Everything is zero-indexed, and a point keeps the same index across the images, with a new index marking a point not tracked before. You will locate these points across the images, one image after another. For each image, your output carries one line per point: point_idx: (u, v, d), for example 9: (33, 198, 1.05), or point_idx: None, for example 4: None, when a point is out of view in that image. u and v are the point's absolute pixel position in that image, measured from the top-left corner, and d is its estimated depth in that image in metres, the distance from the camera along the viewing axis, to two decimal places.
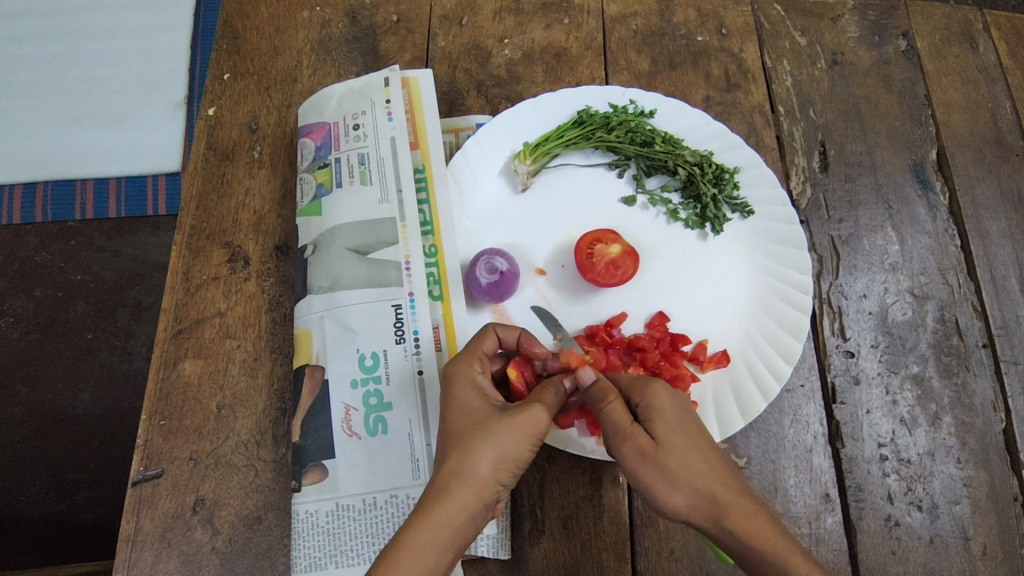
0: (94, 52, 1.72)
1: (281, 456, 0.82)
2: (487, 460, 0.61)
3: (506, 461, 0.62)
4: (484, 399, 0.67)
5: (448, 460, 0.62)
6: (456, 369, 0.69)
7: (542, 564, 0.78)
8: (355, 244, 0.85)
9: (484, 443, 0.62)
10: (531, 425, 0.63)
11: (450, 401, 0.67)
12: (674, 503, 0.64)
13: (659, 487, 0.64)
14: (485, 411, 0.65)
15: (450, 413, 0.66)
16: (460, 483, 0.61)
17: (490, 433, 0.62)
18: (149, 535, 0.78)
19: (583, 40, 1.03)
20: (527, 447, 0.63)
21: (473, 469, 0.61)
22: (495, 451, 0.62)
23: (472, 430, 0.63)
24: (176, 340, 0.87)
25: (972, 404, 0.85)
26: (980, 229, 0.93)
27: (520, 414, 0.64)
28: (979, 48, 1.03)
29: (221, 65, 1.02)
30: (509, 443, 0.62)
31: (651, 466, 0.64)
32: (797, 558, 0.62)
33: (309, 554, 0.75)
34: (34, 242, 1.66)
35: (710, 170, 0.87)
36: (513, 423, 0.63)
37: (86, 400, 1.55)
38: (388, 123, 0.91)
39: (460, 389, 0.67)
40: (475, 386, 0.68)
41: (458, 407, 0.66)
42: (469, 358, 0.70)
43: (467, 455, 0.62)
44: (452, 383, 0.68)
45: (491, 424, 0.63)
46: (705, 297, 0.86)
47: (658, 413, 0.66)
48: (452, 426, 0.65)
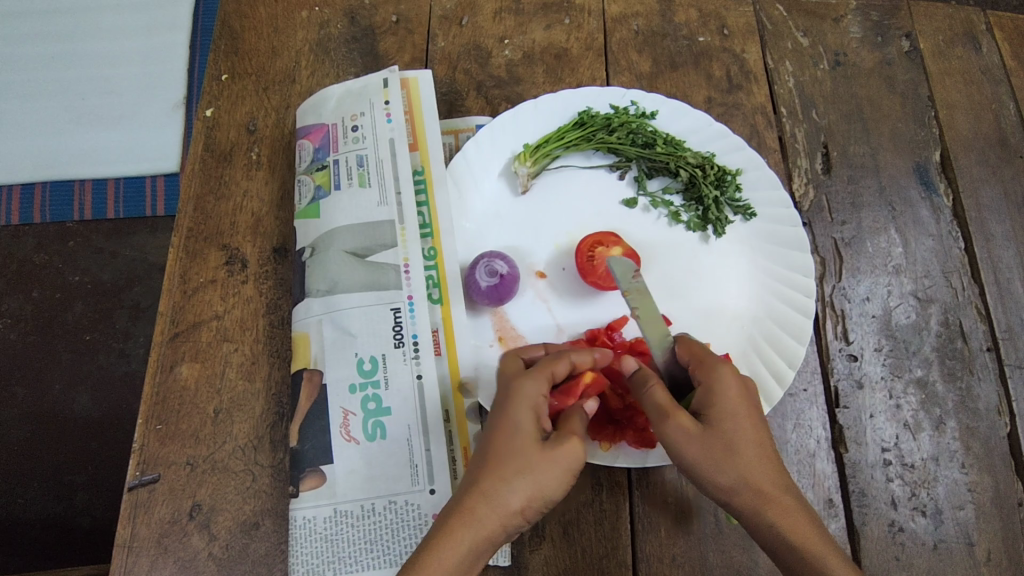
0: (93, 52, 1.71)
1: (279, 460, 0.81)
2: (521, 494, 0.60)
3: (540, 496, 0.61)
4: (538, 420, 0.65)
5: (482, 485, 0.61)
6: (523, 387, 0.66)
7: (542, 570, 0.77)
8: (354, 246, 0.84)
9: (523, 477, 0.61)
10: (571, 459, 0.62)
11: (504, 414, 0.65)
12: (716, 483, 0.64)
13: (705, 468, 0.64)
14: (533, 434, 0.63)
15: (500, 431, 0.64)
16: (487, 510, 0.60)
17: (531, 467, 0.61)
18: (146, 541, 0.78)
19: (583, 41, 1.02)
20: (564, 484, 0.63)
21: (504, 501, 0.60)
22: (532, 486, 0.61)
23: (516, 456, 0.62)
24: (173, 344, 0.86)
25: (976, 408, 0.84)
26: (984, 232, 0.92)
27: (564, 447, 0.62)
28: (982, 49, 1.02)
29: (219, 65, 1.01)
30: (548, 480, 0.61)
31: (698, 445, 0.64)
32: (832, 557, 0.62)
33: (307, 560, 0.75)
34: (32, 243, 1.65)
35: (712, 171, 0.86)
36: (556, 459, 0.62)
37: (84, 402, 1.55)
38: (387, 124, 0.90)
39: (517, 406, 0.65)
40: (530, 407, 0.65)
41: (508, 426, 0.64)
42: (536, 376, 0.67)
43: (503, 486, 0.61)
44: (511, 398, 0.66)
45: (534, 454, 0.62)
46: (707, 300, 0.85)
47: (721, 399, 0.65)
48: (495, 445, 0.63)
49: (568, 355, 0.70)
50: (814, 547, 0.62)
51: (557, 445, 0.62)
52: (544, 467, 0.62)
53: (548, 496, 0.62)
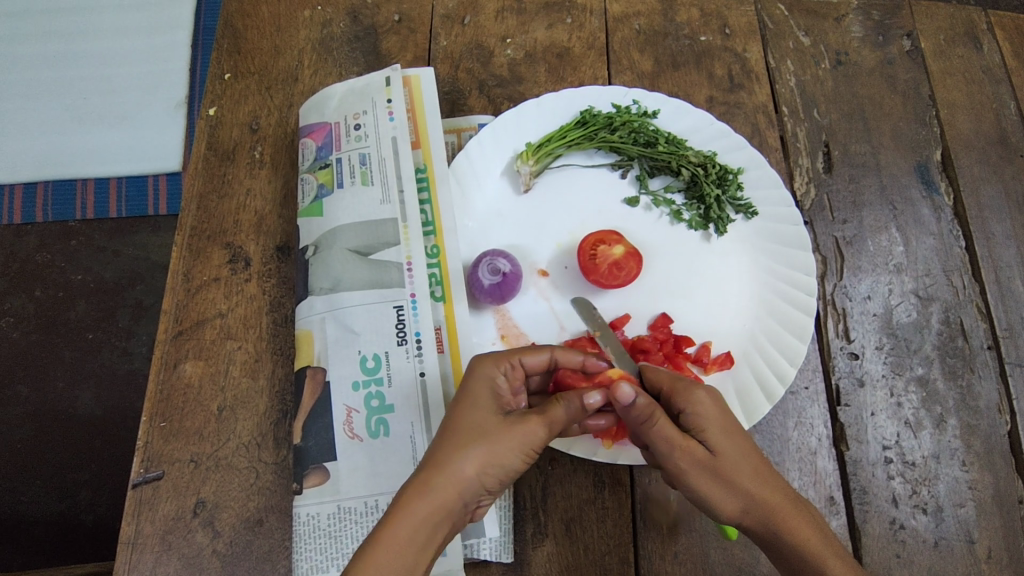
0: (95, 52, 1.72)
1: (282, 458, 0.81)
2: (475, 462, 0.62)
3: (494, 464, 0.62)
4: (495, 400, 0.66)
5: (437, 456, 0.62)
6: (481, 368, 0.68)
7: (544, 567, 0.77)
8: (357, 245, 0.85)
9: (476, 445, 0.62)
10: (529, 435, 0.64)
11: (466, 395, 0.66)
12: (727, 508, 0.66)
13: (715, 495, 0.66)
14: (490, 412, 0.65)
15: (456, 408, 0.66)
16: (442, 482, 0.61)
17: (485, 437, 0.63)
18: (150, 538, 0.78)
19: (585, 40, 1.03)
20: (519, 458, 0.64)
21: (458, 471, 0.61)
22: (487, 454, 0.62)
23: (470, 429, 0.64)
24: (177, 342, 0.86)
25: (977, 406, 0.84)
26: (984, 231, 0.93)
27: (520, 423, 0.64)
28: (984, 48, 1.02)
29: (222, 64, 1.01)
30: (500, 449, 0.63)
31: (706, 475, 0.65)
32: (834, 560, 0.65)
33: (310, 557, 0.75)
34: (34, 242, 1.65)
35: (713, 170, 0.86)
36: (510, 431, 0.63)
37: (86, 400, 1.55)
38: (390, 123, 0.90)
39: (477, 385, 0.67)
40: (488, 387, 0.67)
41: (470, 405, 0.66)
42: (496, 359, 0.69)
43: (457, 456, 0.62)
44: (472, 379, 0.67)
45: (491, 429, 0.64)
46: (709, 298, 0.85)
47: (706, 421, 0.66)
48: (452, 422, 0.65)
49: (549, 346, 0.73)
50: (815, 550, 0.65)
51: (513, 421, 0.64)
52: (500, 439, 0.63)
53: (502, 467, 0.63)
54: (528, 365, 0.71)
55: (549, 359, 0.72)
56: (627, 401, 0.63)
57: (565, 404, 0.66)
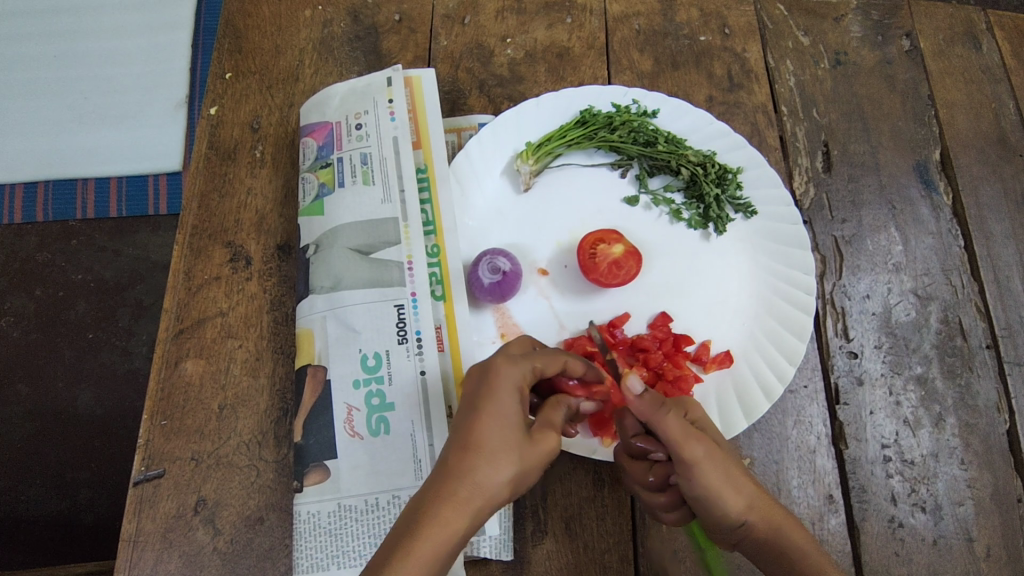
0: (96, 52, 1.72)
1: (283, 456, 0.82)
2: (510, 479, 0.62)
3: (522, 479, 0.63)
4: (522, 410, 0.65)
5: (475, 472, 0.61)
6: (504, 370, 0.65)
7: (544, 565, 0.77)
8: (358, 244, 0.85)
9: (514, 462, 0.62)
10: (550, 452, 0.65)
11: (493, 400, 0.64)
12: (734, 506, 0.65)
13: (724, 491, 0.65)
14: (520, 426, 0.63)
15: (485, 417, 0.63)
16: (480, 499, 0.60)
17: (519, 453, 0.62)
18: (151, 536, 0.78)
19: (585, 40, 1.03)
20: (539, 470, 0.65)
21: (495, 488, 0.61)
22: (519, 470, 0.62)
23: (504, 444, 0.62)
24: (177, 340, 0.86)
25: (975, 404, 0.85)
26: (983, 230, 0.93)
27: (546, 439, 0.65)
28: (983, 48, 1.02)
29: (223, 64, 1.02)
30: (531, 465, 0.63)
31: (717, 470, 0.65)
32: None
33: (310, 555, 0.75)
34: (35, 241, 1.66)
35: (712, 170, 0.87)
36: (540, 448, 0.64)
37: (86, 400, 1.55)
38: (391, 123, 0.91)
39: (505, 392, 0.64)
40: (516, 394, 0.65)
41: (500, 414, 0.63)
42: (518, 362, 0.66)
43: (495, 473, 0.61)
44: (501, 383, 0.64)
45: (523, 445, 0.63)
46: (708, 297, 0.86)
47: (704, 419, 0.70)
48: (484, 434, 0.62)
49: (562, 354, 0.71)
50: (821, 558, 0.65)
51: (539, 437, 0.64)
52: (530, 455, 0.63)
53: (526, 479, 0.64)
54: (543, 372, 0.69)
55: (560, 367, 0.70)
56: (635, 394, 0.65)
57: (562, 408, 0.68)
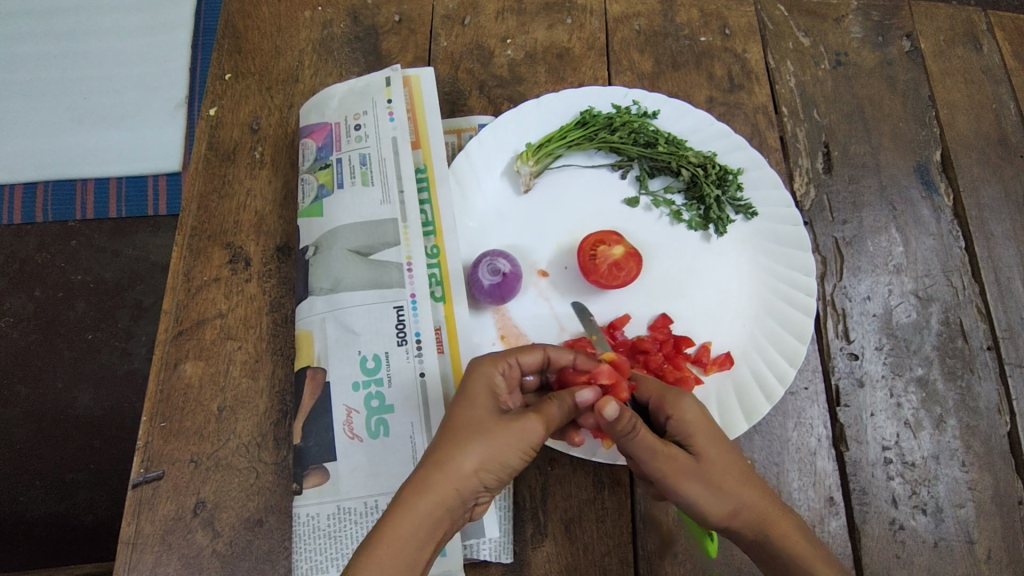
0: (96, 52, 1.72)
1: (282, 458, 0.81)
2: (475, 459, 0.61)
3: (493, 461, 0.62)
4: (496, 398, 0.67)
5: (437, 452, 0.62)
6: (478, 366, 0.69)
7: (544, 568, 0.77)
8: (357, 245, 0.85)
9: (477, 443, 0.62)
10: (527, 434, 0.63)
11: (462, 392, 0.67)
12: (717, 513, 0.66)
13: (705, 501, 0.65)
14: (490, 411, 0.65)
15: (458, 405, 0.66)
16: (443, 478, 0.60)
17: (484, 433, 0.63)
18: (150, 538, 0.78)
19: (585, 40, 1.03)
20: (517, 456, 0.63)
21: (458, 467, 0.61)
22: (485, 451, 0.62)
23: (470, 426, 0.64)
24: (177, 342, 0.86)
25: (976, 406, 0.84)
26: (983, 231, 0.93)
27: (517, 420, 0.63)
28: (983, 49, 1.02)
29: (223, 64, 1.01)
30: (499, 444, 0.62)
31: (693, 479, 0.65)
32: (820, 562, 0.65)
33: (310, 557, 0.75)
34: (34, 242, 1.65)
35: (713, 171, 0.87)
36: (510, 429, 0.63)
37: (86, 400, 1.55)
38: (390, 123, 0.90)
39: (475, 383, 0.67)
40: (489, 384, 0.67)
41: (467, 402, 0.66)
42: (493, 359, 0.69)
43: (457, 452, 0.61)
44: (472, 377, 0.68)
45: (488, 425, 0.63)
46: (708, 298, 0.85)
47: (693, 428, 0.67)
48: (453, 420, 0.64)
49: (541, 345, 0.73)
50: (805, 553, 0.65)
51: (514, 418, 0.64)
52: (498, 435, 0.63)
53: (501, 464, 0.63)
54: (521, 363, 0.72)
55: (542, 358, 0.73)
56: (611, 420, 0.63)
57: (558, 403, 0.68)
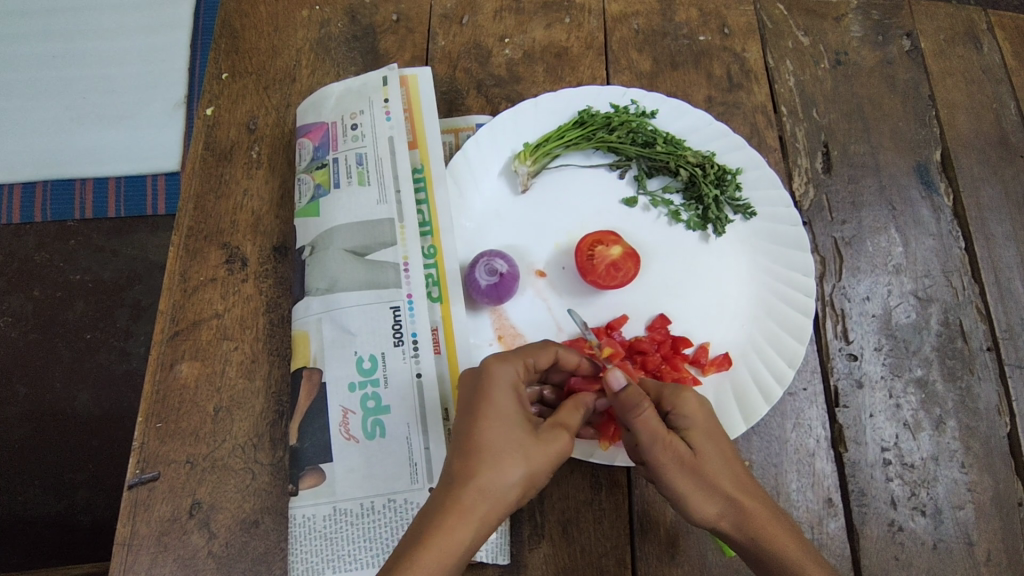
0: (94, 52, 1.71)
1: (278, 459, 0.81)
2: (516, 482, 0.61)
3: (532, 482, 0.63)
4: (521, 409, 0.65)
5: (479, 476, 0.61)
6: (502, 371, 0.66)
7: (542, 569, 0.77)
8: (353, 245, 0.84)
9: (518, 464, 0.61)
10: (560, 451, 0.65)
11: (488, 401, 0.64)
12: (707, 511, 0.66)
13: (695, 497, 0.66)
14: (523, 427, 0.64)
15: (486, 419, 0.63)
16: (485, 502, 0.60)
17: (525, 455, 0.62)
18: (145, 539, 0.78)
19: (584, 40, 1.02)
20: (549, 471, 0.64)
21: (502, 492, 0.61)
22: (524, 471, 0.62)
23: (507, 446, 0.62)
24: (173, 343, 0.86)
25: (976, 407, 0.84)
26: (984, 231, 0.92)
27: (555, 441, 0.64)
28: (983, 48, 1.02)
29: (219, 64, 1.01)
30: (540, 466, 0.63)
31: (686, 474, 0.65)
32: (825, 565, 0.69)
33: (306, 558, 0.75)
34: (33, 242, 1.65)
35: (711, 171, 0.86)
36: (547, 449, 0.64)
37: (85, 400, 1.55)
38: (387, 123, 0.90)
39: (502, 390, 0.65)
40: (512, 391, 0.65)
41: (497, 413, 0.64)
42: (517, 362, 0.67)
43: (500, 476, 0.61)
44: (497, 383, 0.65)
45: (525, 444, 0.63)
46: (707, 299, 0.85)
47: (692, 423, 0.68)
48: (486, 438, 0.62)
49: (553, 345, 0.73)
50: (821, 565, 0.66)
51: (547, 436, 0.64)
52: (536, 454, 0.63)
53: (536, 482, 0.64)
54: (535, 365, 0.71)
55: (553, 359, 0.73)
56: (616, 387, 0.66)
57: (577, 410, 0.68)
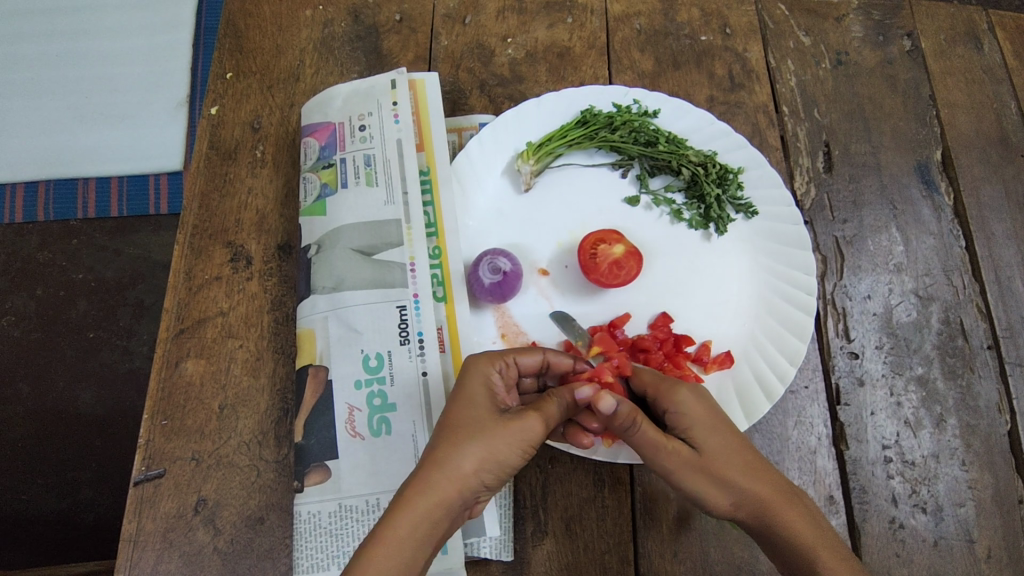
0: (97, 51, 1.72)
1: (283, 456, 0.82)
2: (473, 457, 0.62)
3: (494, 460, 0.63)
4: (490, 396, 0.67)
5: (436, 452, 0.63)
6: (475, 365, 0.69)
7: (545, 566, 0.77)
8: (360, 244, 0.85)
9: (476, 442, 0.63)
10: (526, 431, 0.65)
11: (457, 391, 0.68)
12: (719, 504, 0.67)
13: (707, 491, 0.67)
14: (488, 410, 0.66)
15: (453, 405, 0.67)
16: (442, 477, 0.61)
17: (483, 432, 0.64)
18: (151, 536, 0.78)
19: (586, 40, 1.03)
20: (518, 453, 0.64)
21: (457, 466, 0.62)
22: (483, 449, 0.63)
23: (468, 426, 0.64)
24: (178, 341, 0.86)
25: (977, 405, 0.84)
26: (984, 230, 0.93)
27: (516, 420, 0.65)
28: (984, 48, 1.02)
29: (224, 63, 1.02)
30: (499, 444, 0.63)
31: (694, 472, 0.67)
32: (828, 553, 0.64)
33: (311, 555, 0.75)
34: (36, 241, 1.66)
35: (714, 170, 0.87)
36: (508, 427, 0.64)
37: (87, 400, 1.55)
38: (395, 125, 0.90)
39: (472, 381, 0.68)
40: (482, 380, 0.68)
41: (465, 401, 0.66)
42: (490, 357, 0.70)
43: (455, 451, 0.62)
44: (468, 375, 0.68)
45: (486, 424, 0.64)
46: (710, 298, 0.85)
47: (689, 418, 0.68)
48: (449, 420, 0.65)
49: (541, 348, 0.74)
50: (807, 541, 0.64)
51: (511, 417, 0.65)
52: (496, 432, 0.64)
53: (501, 463, 0.63)
54: (519, 366, 0.73)
55: (542, 362, 0.74)
56: (607, 411, 0.65)
57: (557, 400, 0.69)
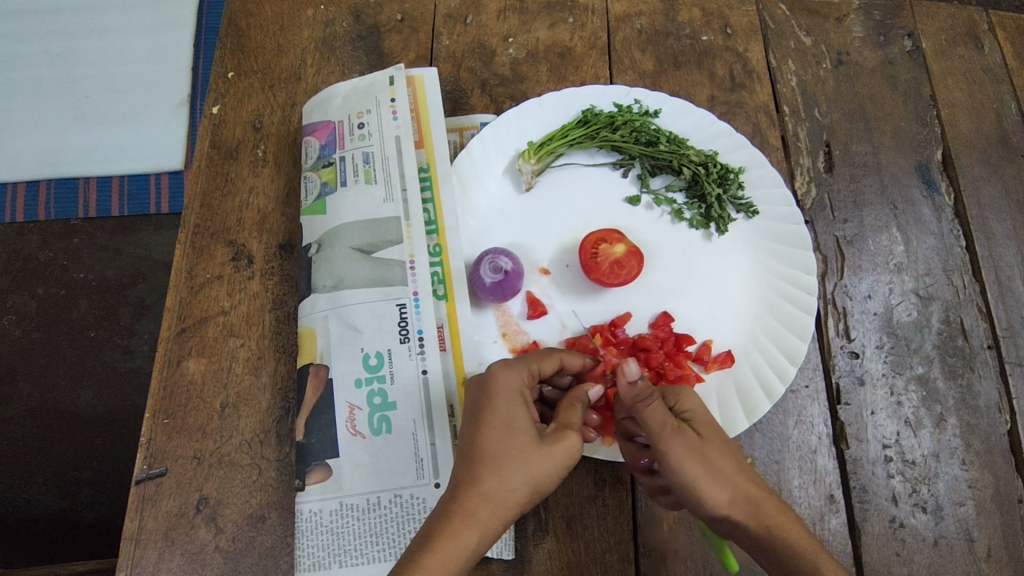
0: (98, 51, 1.72)
1: (284, 455, 0.82)
2: (520, 487, 0.63)
3: (537, 486, 0.64)
4: (526, 415, 0.67)
5: (482, 482, 0.63)
6: (505, 381, 0.67)
7: (546, 565, 0.78)
8: (360, 243, 0.85)
9: (522, 471, 0.63)
10: (567, 453, 0.65)
11: (490, 408, 0.66)
12: (718, 498, 0.66)
13: (706, 486, 0.66)
14: (526, 432, 0.65)
15: (492, 424, 0.66)
16: (489, 508, 0.62)
17: (529, 460, 0.64)
18: (152, 534, 0.78)
19: (587, 39, 1.03)
20: (557, 474, 0.65)
21: (503, 496, 0.62)
22: (529, 478, 0.63)
23: (510, 452, 0.64)
24: (180, 339, 0.87)
25: (977, 405, 0.85)
26: (984, 230, 0.93)
27: (557, 444, 0.65)
28: (984, 48, 1.02)
29: (225, 63, 1.02)
30: (543, 472, 0.64)
31: (693, 459, 0.66)
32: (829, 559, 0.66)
33: (312, 553, 0.75)
34: (37, 240, 1.66)
35: (715, 170, 0.87)
36: (551, 453, 0.65)
37: (88, 399, 1.55)
38: (394, 122, 0.90)
39: (504, 395, 0.67)
40: (518, 400, 0.67)
41: (502, 420, 0.66)
42: (516, 368, 0.69)
43: (500, 481, 0.63)
44: (499, 385, 0.67)
45: (530, 451, 0.64)
46: (711, 297, 0.86)
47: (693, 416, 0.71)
48: (491, 443, 0.64)
49: (556, 352, 0.75)
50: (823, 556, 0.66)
51: (550, 438, 0.66)
52: (540, 459, 0.64)
53: (544, 486, 0.65)
54: (540, 372, 0.72)
55: (558, 365, 0.74)
56: (631, 378, 0.66)
57: (579, 408, 0.69)
